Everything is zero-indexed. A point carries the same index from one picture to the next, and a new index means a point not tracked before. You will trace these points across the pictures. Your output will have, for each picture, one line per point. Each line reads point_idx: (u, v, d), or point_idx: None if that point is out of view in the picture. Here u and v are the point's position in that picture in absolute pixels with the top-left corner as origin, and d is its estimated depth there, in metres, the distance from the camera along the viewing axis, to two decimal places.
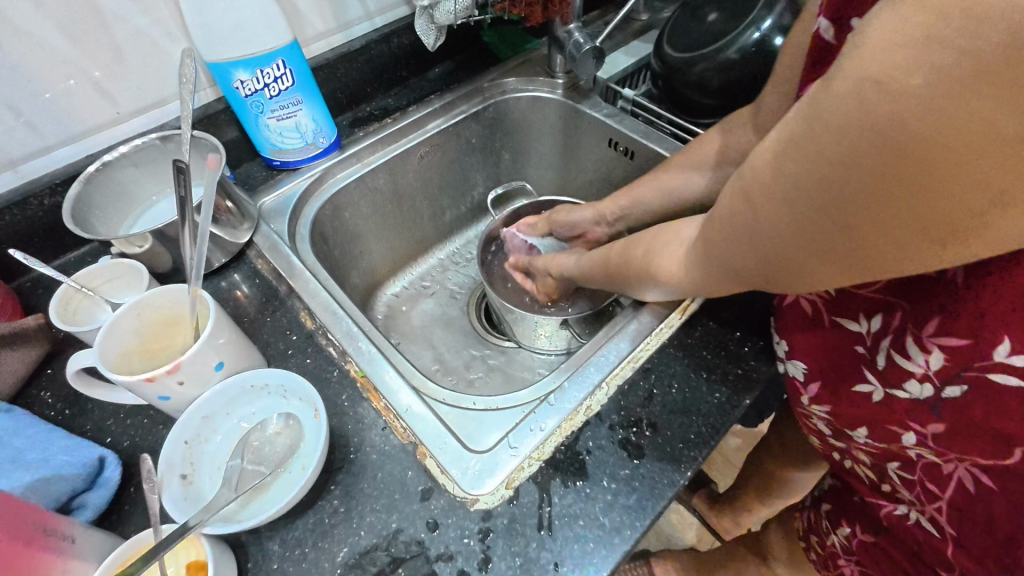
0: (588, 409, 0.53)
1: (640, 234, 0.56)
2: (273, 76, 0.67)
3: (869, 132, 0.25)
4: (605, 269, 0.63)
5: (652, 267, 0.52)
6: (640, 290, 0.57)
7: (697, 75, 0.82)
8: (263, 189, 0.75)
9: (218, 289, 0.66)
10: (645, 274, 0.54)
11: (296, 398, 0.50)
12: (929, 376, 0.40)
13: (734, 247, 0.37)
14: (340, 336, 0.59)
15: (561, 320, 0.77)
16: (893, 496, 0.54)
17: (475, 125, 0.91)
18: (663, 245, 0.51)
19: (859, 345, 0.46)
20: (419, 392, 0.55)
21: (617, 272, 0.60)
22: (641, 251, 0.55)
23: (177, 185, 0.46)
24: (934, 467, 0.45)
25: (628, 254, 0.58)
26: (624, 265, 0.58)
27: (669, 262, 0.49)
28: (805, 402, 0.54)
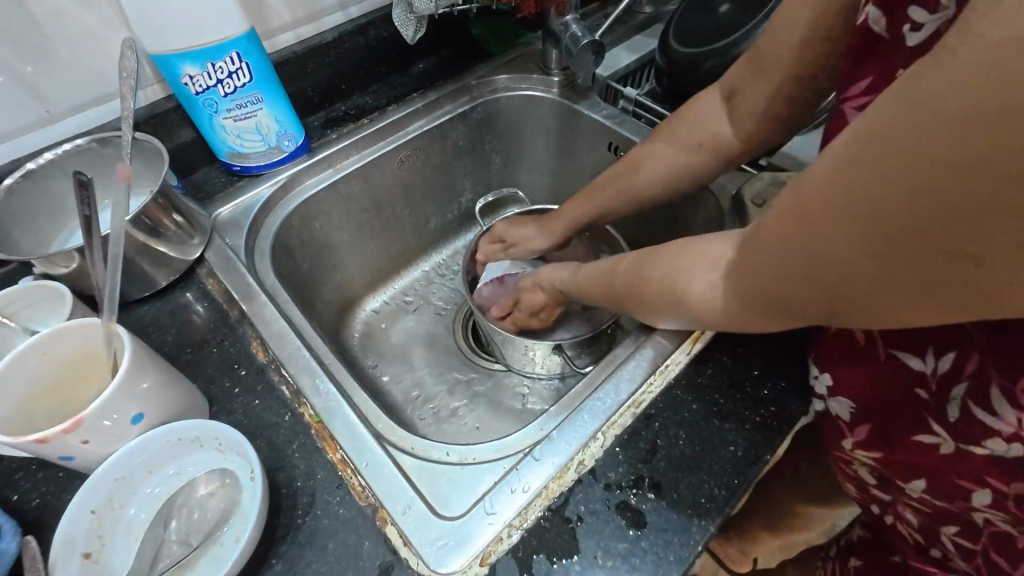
0: (581, 465, 0.45)
1: (651, 254, 0.49)
2: (227, 71, 0.59)
3: (984, 142, 0.21)
4: (606, 288, 0.55)
5: (672, 292, 0.44)
6: (652, 317, 0.49)
7: (707, 74, 0.74)
8: (221, 198, 0.67)
9: (161, 313, 0.58)
10: (662, 298, 0.46)
11: (233, 452, 0.42)
12: (1019, 434, 0.34)
13: (757, 265, 0.33)
14: (295, 372, 0.51)
15: (553, 346, 0.69)
16: (945, 563, 0.49)
17: (461, 126, 0.83)
18: (681, 267, 0.43)
19: (918, 389, 0.39)
20: (383, 439, 0.48)
21: (622, 294, 0.53)
22: (653, 273, 0.47)
23: (79, 202, 0.41)
24: (1006, 537, 0.41)
25: (635, 274, 0.50)
26: (632, 287, 0.50)
27: (692, 288, 0.42)
28: (846, 445, 0.48)
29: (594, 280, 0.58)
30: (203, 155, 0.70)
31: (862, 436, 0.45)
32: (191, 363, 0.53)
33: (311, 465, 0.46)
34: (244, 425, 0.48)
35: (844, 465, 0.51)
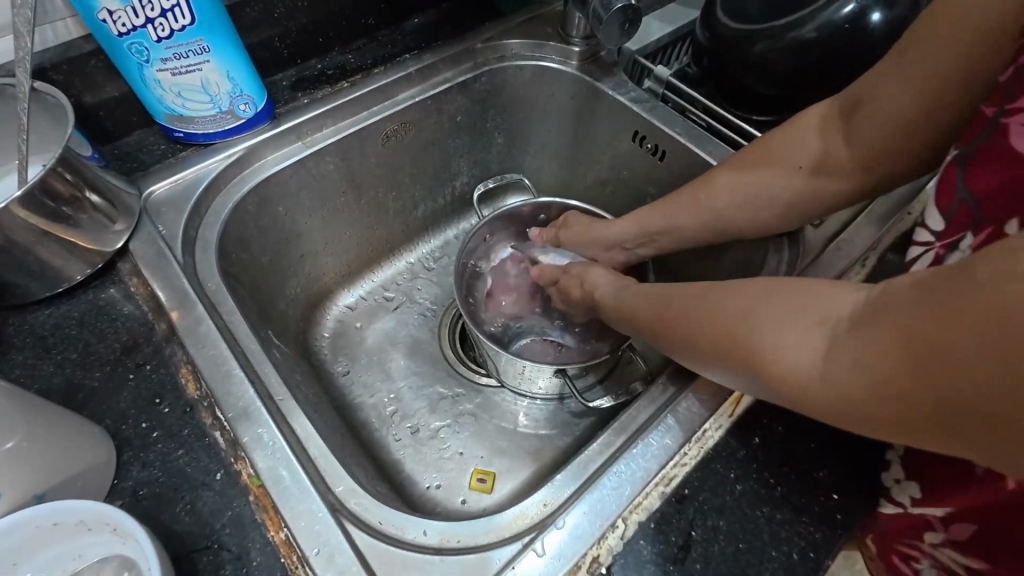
0: (595, 563, 0.35)
1: (714, 289, 0.39)
2: (159, 8, 0.45)
3: None
4: (649, 318, 0.44)
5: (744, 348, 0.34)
6: (702, 367, 0.39)
7: (756, 58, 0.61)
8: (156, 172, 0.54)
9: (67, 320, 0.45)
10: (720, 352, 0.36)
11: (133, 538, 0.31)
12: None
13: (848, 346, 0.29)
14: (232, 414, 0.40)
15: (555, 370, 0.58)
16: None
17: (461, 98, 0.70)
18: (760, 313, 0.34)
19: None
20: (338, 510, 0.37)
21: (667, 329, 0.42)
22: (721, 312, 0.36)
23: None
24: None
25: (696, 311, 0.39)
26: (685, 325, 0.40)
27: (772, 348, 0.32)
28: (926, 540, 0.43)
29: (640, 307, 0.47)
30: (138, 115, 0.56)
31: (958, 535, 0.41)
32: (100, 392, 0.41)
33: (245, 547, 0.35)
34: (161, 485, 0.37)
35: (900, 560, 0.46)
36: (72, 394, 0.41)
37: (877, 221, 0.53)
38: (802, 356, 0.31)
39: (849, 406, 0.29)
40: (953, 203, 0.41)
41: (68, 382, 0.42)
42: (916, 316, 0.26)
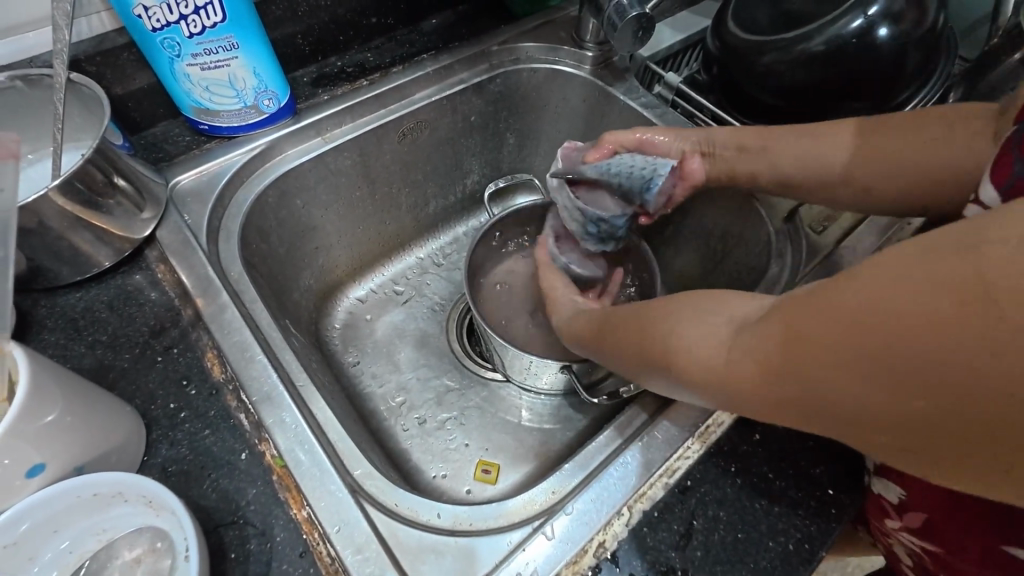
0: (600, 548, 0.37)
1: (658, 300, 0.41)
2: (192, 5, 0.47)
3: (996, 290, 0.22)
4: (609, 315, 0.45)
5: (670, 354, 0.36)
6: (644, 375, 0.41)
7: (764, 68, 0.63)
8: (181, 163, 0.55)
9: (97, 303, 0.47)
10: (658, 355, 0.38)
11: (167, 510, 0.33)
12: None
13: (749, 347, 0.31)
14: (255, 398, 0.42)
15: (561, 365, 0.59)
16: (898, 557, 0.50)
17: (476, 99, 0.72)
18: (687, 326, 0.36)
19: None
20: (358, 492, 0.39)
21: (620, 331, 0.43)
22: (663, 314, 0.39)
23: None
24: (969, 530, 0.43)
25: (646, 311, 0.41)
26: (635, 328, 0.41)
27: (701, 349, 0.34)
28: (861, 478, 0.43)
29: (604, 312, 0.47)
30: (165, 107, 0.58)
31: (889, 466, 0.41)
32: (129, 373, 0.43)
33: (269, 523, 0.37)
34: (188, 463, 0.39)
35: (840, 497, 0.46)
36: (103, 374, 0.43)
37: (878, 230, 0.55)
38: (724, 361, 0.32)
39: (749, 399, 0.31)
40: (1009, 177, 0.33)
41: (99, 363, 0.43)
42: (808, 320, 0.27)
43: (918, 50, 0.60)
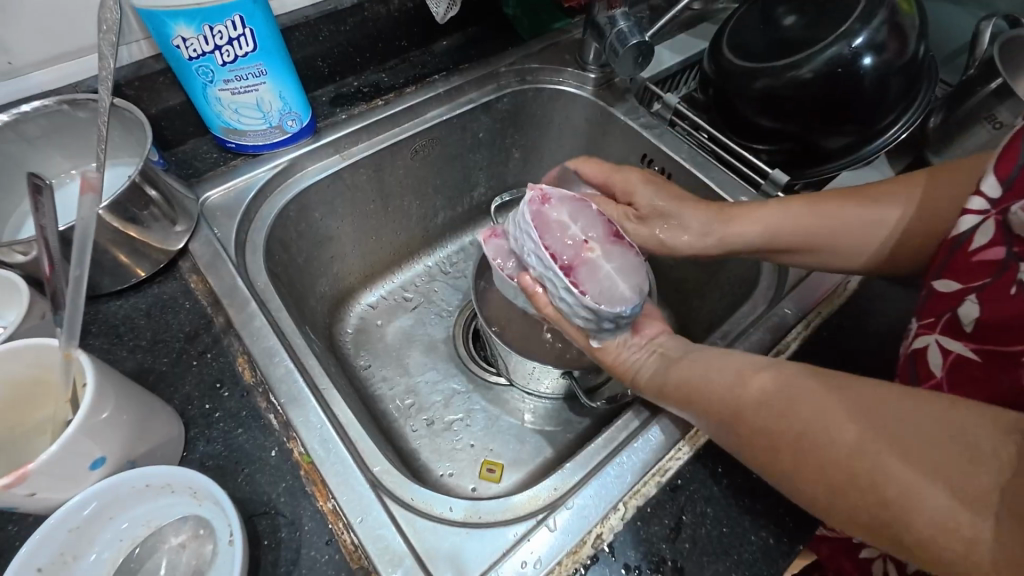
0: (598, 539, 0.41)
1: (788, 389, 0.37)
2: (227, 37, 0.51)
3: None
4: (714, 401, 0.40)
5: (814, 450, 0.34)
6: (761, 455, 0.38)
7: (758, 93, 0.67)
8: (210, 178, 0.59)
9: (135, 311, 0.51)
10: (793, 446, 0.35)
11: (210, 500, 0.36)
12: None
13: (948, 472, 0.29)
14: (283, 400, 0.45)
15: (562, 371, 0.63)
16: None
17: (484, 118, 0.76)
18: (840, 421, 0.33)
19: None
20: (378, 487, 0.43)
21: (748, 419, 0.38)
22: (824, 425, 0.34)
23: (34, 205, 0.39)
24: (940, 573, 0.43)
25: (778, 404, 0.36)
26: (776, 435, 0.36)
27: (919, 498, 0.29)
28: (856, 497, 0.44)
29: (698, 383, 0.42)
30: (194, 126, 0.62)
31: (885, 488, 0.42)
32: (168, 376, 0.47)
33: (298, 513, 0.41)
34: (223, 459, 0.43)
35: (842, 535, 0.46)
36: (143, 377, 0.46)
37: None
38: (938, 509, 0.29)
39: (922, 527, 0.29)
40: (1013, 169, 0.38)
41: (139, 366, 0.47)
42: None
43: (901, 78, 0.64)
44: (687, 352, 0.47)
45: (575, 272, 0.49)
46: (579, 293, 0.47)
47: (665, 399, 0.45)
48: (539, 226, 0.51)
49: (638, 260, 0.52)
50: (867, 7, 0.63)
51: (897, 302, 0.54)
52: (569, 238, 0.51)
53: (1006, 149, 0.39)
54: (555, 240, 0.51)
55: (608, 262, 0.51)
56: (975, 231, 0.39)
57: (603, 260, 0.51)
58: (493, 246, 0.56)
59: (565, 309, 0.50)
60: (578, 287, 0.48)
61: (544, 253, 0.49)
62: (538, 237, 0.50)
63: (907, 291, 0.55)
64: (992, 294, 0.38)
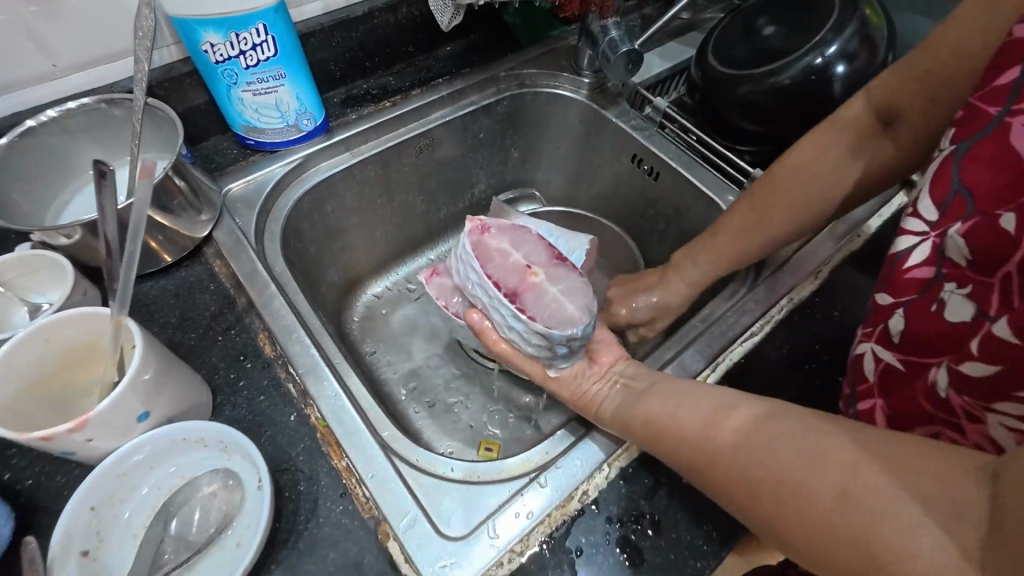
0: (584, 495, 0.46)
1: (766, 428, 0.38)
2: (251, 43, 0.56)
3: None
4: (692, 442, 0.41)
5: (788, 489, 0.34)
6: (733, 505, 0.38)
7: (740, 98, 0.72)
8: (231, 172, 0.64)
9: (164, 292, 0.55)
10: (764, 484, 0.35)
11: (239, 454, 0.41)
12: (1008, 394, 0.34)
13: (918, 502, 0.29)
14: (301, 370, 0.50)
15: None
16: None
17: (485, 119, 0.81)
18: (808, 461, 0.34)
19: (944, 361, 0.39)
20: (388, 448, 0.47)
21: (720, 458, 0.39)
22: (807, 467, 0.34)
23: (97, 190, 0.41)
24: None
25: (753, 441, 0.37)
26: (759, 481, 0.36)
27: (911, 543, 0.28)
28: None
29: (667, 413, 0.44)
30: (216, 124, 0.67)
31: None
32: (196, 349, 0.51)
33: (315, 469, 0.45)
34: (247, 422, 0.47)
35: None
36: (173, 350, 0.51)
37: (835, 240, 0.63)
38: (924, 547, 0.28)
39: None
40: (947, 195, 0.41)
41: (170, 340, 0.52)
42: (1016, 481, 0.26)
43: None
44: (651, 386, 0.48)
45: (517, 299, 0.52)
46: (528, 319, 0.51)
47: (633, 434, 0.46)
48: (481, 255, 0.54)
49: (582, 280, 0.55)
50: (840, 19, 0.68)
51: (864, 289, 0.59)
52: (512, 264, 0.54)
53: (938, 174, 0.42)
54: (498, 267, 0.54)
55: (552, 285, 0.54)
56: (912, 251, 0.43)
57: (548, 284, 0.54)
58: (435, 287, 0.60)
59: (513, 335, 0.53)
60: (523, 314, 0.51)
61: (489, 282, 0.53)
62: (481, 266, 0.54)
63: (873, 280, 0.60)
64: (917, 309, 0.42)
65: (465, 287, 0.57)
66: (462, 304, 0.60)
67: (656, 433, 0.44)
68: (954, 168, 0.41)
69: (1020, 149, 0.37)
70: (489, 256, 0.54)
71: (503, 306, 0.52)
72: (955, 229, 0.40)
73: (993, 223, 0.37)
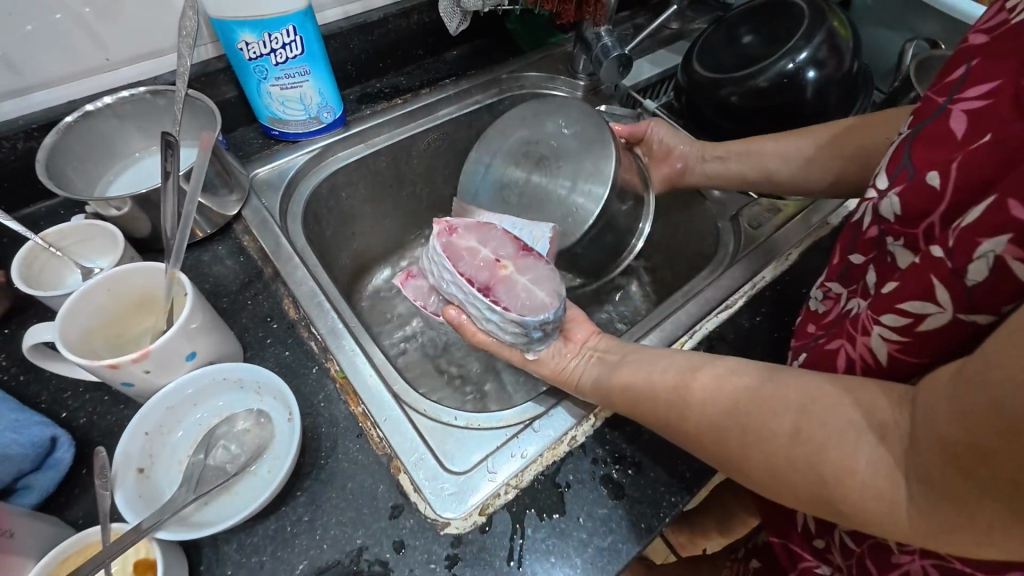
0: (572, 440, 0.52)
1: (725, 386, 0.43)
2: (281, 42, 0.62)
3: None
4: (665, 401, 0.45)
5: (753, 435, 0.39)
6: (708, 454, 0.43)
7: (722, 98, 0.79)
8: (258, 159, 0.71)
9: (198, 262, 0.62)
10: (730, 432, 0.40)
11: (269, 395, 0.47)
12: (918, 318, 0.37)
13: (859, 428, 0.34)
14: (323, 330, 0.56)
15: None
16: (822, 553, 0.50)
17: (488, 117, 0.87)
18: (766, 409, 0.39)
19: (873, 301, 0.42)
20: (400, 399, 0.53)
21: (689, 414, 0.43)
22: (767, 414, 0.39)
23: (165, 158, 0.48)
24: (885, 551, 0.44)
25: (718, 396, 0.42)
26: (726, 428, 0.41)
27: (852, 464, 0.34)
28: None
29: (640, 376, 0.48)
30: (244, 116, 0.74)
31: None
32: (228, 311, 0.58)
33: (335, 414, 0.51)
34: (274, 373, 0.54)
35: None
36: None
37: (805, 226, 0.69)
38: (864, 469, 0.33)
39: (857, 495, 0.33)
40: (897, 168, 0.43)
41: None
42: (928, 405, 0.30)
43: (840, 89, 0.76)
44: (624, 357, 0.52)
45: (490, 292, 0.54)
46: (502, 310, 0.53)
47: (612, 403, 0.50)
48: (451, 255, 0.57)
49: (551, 267, 0.57)
50: (808, 30, 0.75)
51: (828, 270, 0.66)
52: (481, 261, 0.56)
53: (894, 152, 0.44)
54: (468, 266, 0.56)
55: (521, 275, 0.55)
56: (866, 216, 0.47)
57: (517, 275, 0.56)
58: (411, 290, 0.64)
59: (492, 326, 0.56)
60: (498, 305, 0.53)
61: (463, 280, 0.55)
62: (453, 266, 0.56)
63: None
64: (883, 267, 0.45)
65: (441, 285, 0.59)
66: (439, 303, 0.63)
67: (635, 399, 0.48)
68: (906, 149, 0.43)
69: (956, 131, 0.39)
70: (459, 253, 0.57)
71: (477, 300, 0.54)
72: (893, 193, 0.43)
73: (921, 183, 0.41)
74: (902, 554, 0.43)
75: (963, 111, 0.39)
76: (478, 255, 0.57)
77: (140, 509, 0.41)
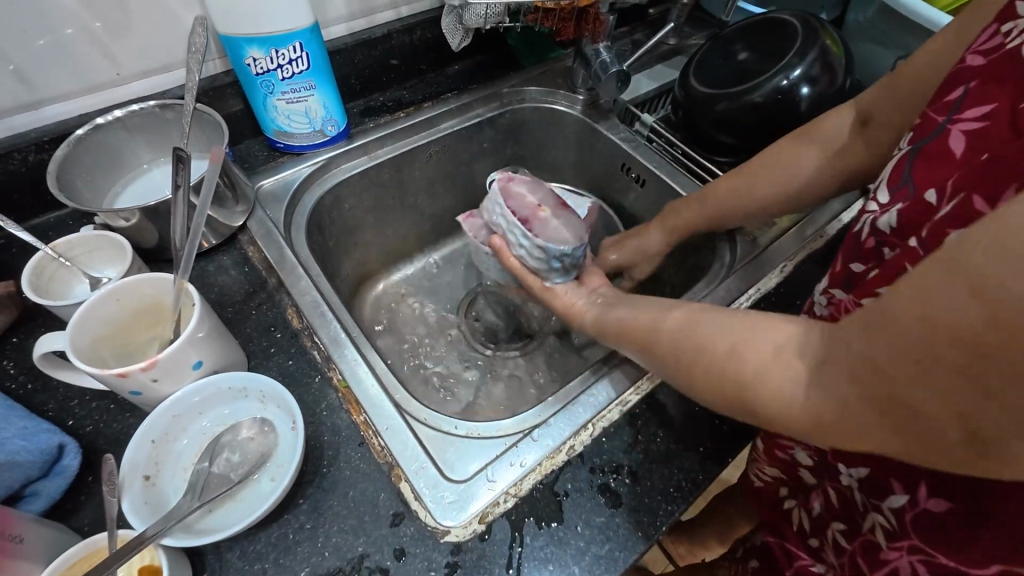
0: (571, 449, 0.52)
1: (701, 315, 0.42)
2: (288, 58, 0.64)
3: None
4: (638, 341, 0.47)
5: (700, 355, 0.40)
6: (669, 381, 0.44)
7: (718, 114, 0.80)
8: (263, 171, 0.72)
9: (204, 272, 0.63)
10: (684, 356, 0.41)
11: (273, 404, 0.48)
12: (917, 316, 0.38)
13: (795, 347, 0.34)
14: (325, 340, 0.57)
15: None
16: (817, 552, 0.53)
17: (489, 130, 0.89)
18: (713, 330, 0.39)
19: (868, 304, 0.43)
20: (401, 408, 0.54)
21: (656, 343, 0.44)
22: (713, 336, 0.39)
23: (176, 172, 0.51)
24: (877, 549, 0.45)
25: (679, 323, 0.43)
26: (683, 355, 0.41)
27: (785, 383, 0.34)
28: None
29: (628, 320, 0.50)
30: (249, 129, 0.75)
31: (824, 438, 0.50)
32: (233, 320, 0.59)
33: (337, 422, 0.52)
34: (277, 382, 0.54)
35: (779, 448, 0.55)
36: None
37: (799, 239, 0.71)
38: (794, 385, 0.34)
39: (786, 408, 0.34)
40: (899, 182, 0.44)
41: None
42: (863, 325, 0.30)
43: (833, 105, 0.77)
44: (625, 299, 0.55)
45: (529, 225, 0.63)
46: (532, 236, 0.62)
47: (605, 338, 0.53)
48: (505, 194, 0.67)
49: (583, 223, 0.67)
50: (802, 47, 0.77)
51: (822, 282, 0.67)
52: (528, 203, 0.67)
53: (895, 168, 0.45)
54: (517, 203, 0.67)
55: (557, 220, 0.66)
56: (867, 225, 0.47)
57: (553, 219, 0.66)
58: (469, 224, 0.74)
59: (523, 254, 0.64)
60: (531, 232, 0.62)
61: (507, 211, 0.65)
62: (504, 202, 0.67)
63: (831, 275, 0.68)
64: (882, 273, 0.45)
65: (490, 219, 0.69)
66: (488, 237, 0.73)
67: (622, 330, 0.50)
68: (907, 166, 0.44)
69: (955, 150, 0.40)
70: (507, 193, 0.68)
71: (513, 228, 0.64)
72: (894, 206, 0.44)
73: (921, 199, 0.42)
74: (890, 550, 0.44)
75: (961, 131, 0.40)
76: (526, 198, 0.68)
77: (146, 516, 0.41)
